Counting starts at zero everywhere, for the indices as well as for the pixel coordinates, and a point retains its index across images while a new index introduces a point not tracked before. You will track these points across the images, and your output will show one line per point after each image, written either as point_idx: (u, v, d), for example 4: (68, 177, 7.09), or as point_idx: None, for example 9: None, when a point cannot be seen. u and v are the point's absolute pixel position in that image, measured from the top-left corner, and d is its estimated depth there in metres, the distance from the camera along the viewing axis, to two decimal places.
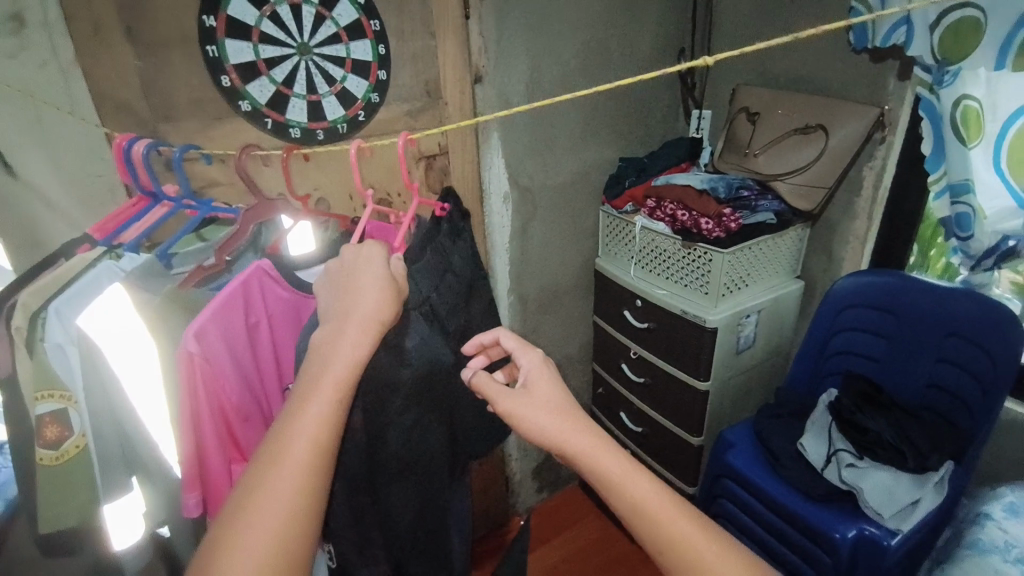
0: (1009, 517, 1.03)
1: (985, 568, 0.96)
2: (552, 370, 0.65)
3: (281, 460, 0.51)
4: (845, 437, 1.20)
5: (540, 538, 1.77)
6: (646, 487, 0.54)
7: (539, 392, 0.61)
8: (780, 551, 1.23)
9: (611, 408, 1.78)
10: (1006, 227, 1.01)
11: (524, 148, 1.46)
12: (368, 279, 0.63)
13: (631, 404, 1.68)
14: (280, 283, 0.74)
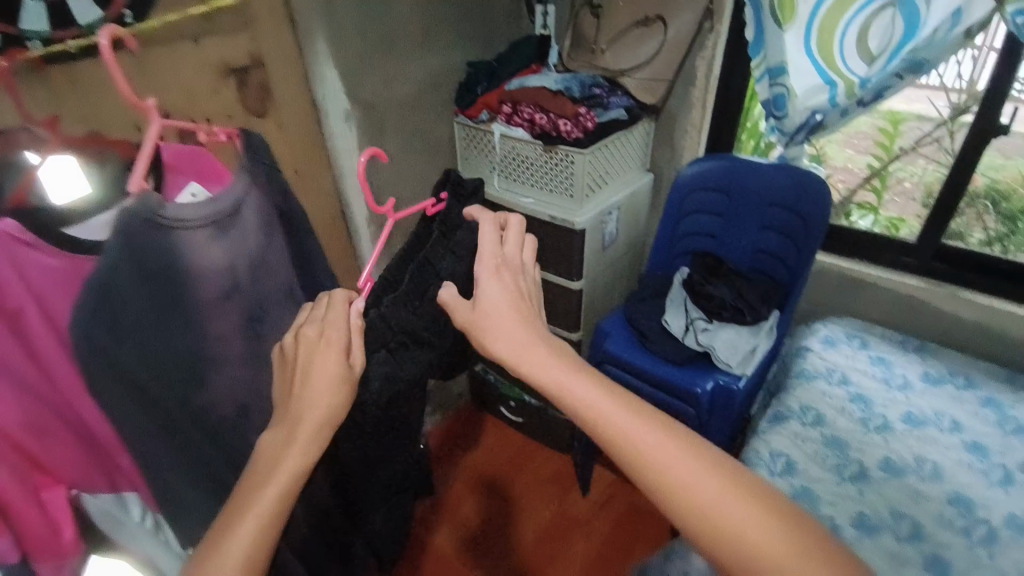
0: (826, 348, 1.33)
1: (814, 392, 1.22)
2: (508, 280, 0.58)
3: (219, 550, 0.45)
4: (697, 306, 1.37)
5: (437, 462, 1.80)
6: (649, 438, 0.47)
7: (504, 326, 0.54)
8: None
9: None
10: (815, 102, 1.14)
11: (358, 54, 1.25)
12: (321, 368, 0.54)
13: None
14: (35, 248, 0.51)
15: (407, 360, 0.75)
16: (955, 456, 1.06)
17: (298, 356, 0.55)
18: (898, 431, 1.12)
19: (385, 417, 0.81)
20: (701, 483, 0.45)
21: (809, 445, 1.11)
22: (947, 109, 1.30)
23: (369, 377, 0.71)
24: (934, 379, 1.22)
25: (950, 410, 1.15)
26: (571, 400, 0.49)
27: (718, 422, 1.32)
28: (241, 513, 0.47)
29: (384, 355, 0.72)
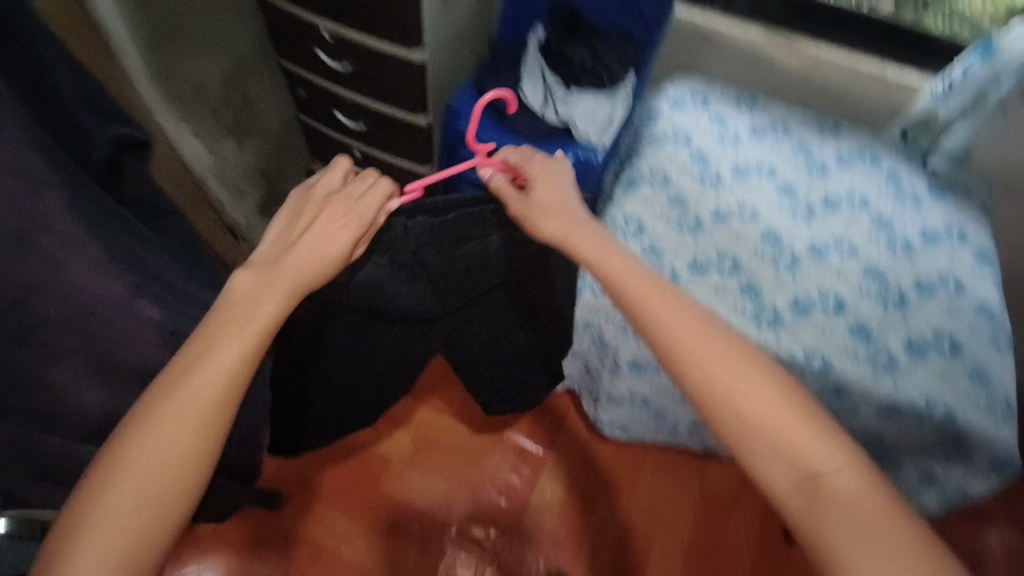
0: (674, 109, 1.34)
1: (661, 154, 1.26)
2: (565, 208, 0.79)
3: (155, 406, 0.63)
4: (556, 75, 1.25)
5: None
6: (683, 321, 0.67)
7: (546, 214, 0.77)
8: None
9: (320, 106, 1.64)
10: None
11: None
12: (331, 236, 0.76)
13: (343, 96, 1.54)
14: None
15: (400, 285, 0.93)
16: (769, 199, 1.20)
17: (330, 230, 0.76)
18: (727, 181, 1.23)
19: (380, 326, 1.01)
20: (703, 344, 0.66)
21: (655, 204, 1.19)
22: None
23: (366, 300, 0.94)
24: (760, 130, 1.32)
25: (769, 157, 1.27)
26: (633, 291, 0.70)
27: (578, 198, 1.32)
28: (200, 367, 0.65)
29: (403, 279, 0.92)
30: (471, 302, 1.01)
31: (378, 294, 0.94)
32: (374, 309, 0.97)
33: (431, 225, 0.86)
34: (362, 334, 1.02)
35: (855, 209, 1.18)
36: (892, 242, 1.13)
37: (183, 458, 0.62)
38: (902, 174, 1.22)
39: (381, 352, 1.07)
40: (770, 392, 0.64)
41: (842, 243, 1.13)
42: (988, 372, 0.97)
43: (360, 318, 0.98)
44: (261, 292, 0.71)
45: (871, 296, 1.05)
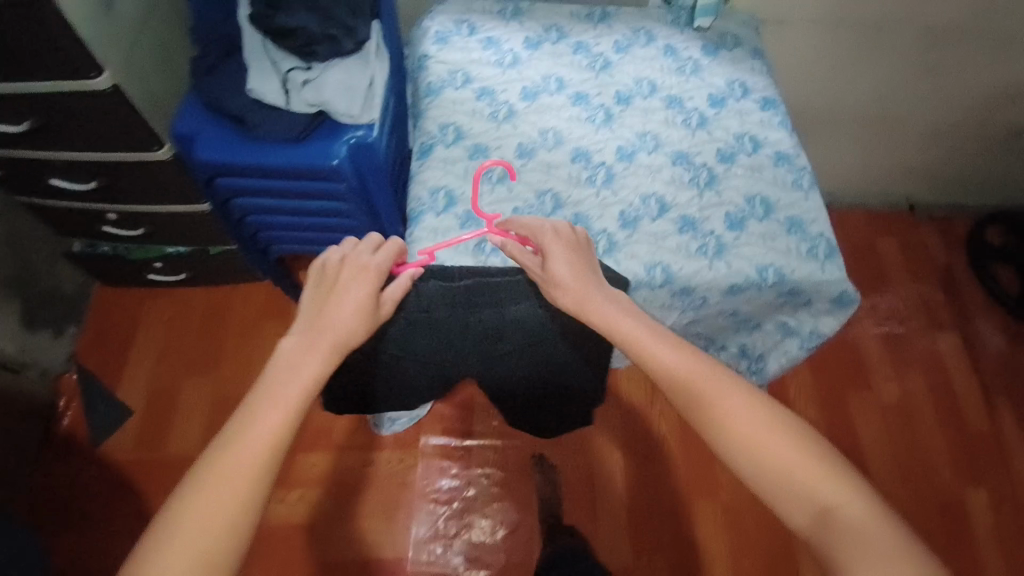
0: (441, 48, 1.18)
1: (445, 106, 1.13)
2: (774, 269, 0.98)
3: (203, 488, 0.56)
4: (285, 52, 1.00)
5: (138, 423, 1.55)
6: (689, 364, 0.68)
7: (573, 284, 0.76)
8: (309, 205, 1.15)
9: (35, 184, 1.24)
10: None
11: None
12: (349, 300, 0.70)
13: (50, 161, 1.17)
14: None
15: (414, 344, 0.85)
16: (566, 115, 1.13)
17: (342, 306, 0.70)
18: (521, 111, 1.13)
19: (398, 374, 0.91)
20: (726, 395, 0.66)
21: (456, 165, 1.08)
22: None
23: (387, 351, 0.86)
24: (535, 42, 1.21)
25: (554, 69, 1.18)
26: (644, 345, 0.70)
27: (375, 189, 1.12)
28: (249, 429, 0.59)
29: (416, 334, 0.84)
30: (498, 367, 0.91)
31: (384, 352, 0.87)
32: (386, 361, 0.88)
33: (446, 289, 0.81)
34: (386, 381, 0.93)
35: (647, 97, 1.16)
36: (687, 119, 1.13)
37: (221, 534, 0.55)
38: (676, 44, 1.21)
39: (397, 393, 0.97)
40: (781, 432, 0.63)
41: (645, 137, 1.12)
42: (799, 218, 1.03)
43: (379, 373, 0.91)
44: (304, 345, 0.66)
45: (685, 184, 1.07)
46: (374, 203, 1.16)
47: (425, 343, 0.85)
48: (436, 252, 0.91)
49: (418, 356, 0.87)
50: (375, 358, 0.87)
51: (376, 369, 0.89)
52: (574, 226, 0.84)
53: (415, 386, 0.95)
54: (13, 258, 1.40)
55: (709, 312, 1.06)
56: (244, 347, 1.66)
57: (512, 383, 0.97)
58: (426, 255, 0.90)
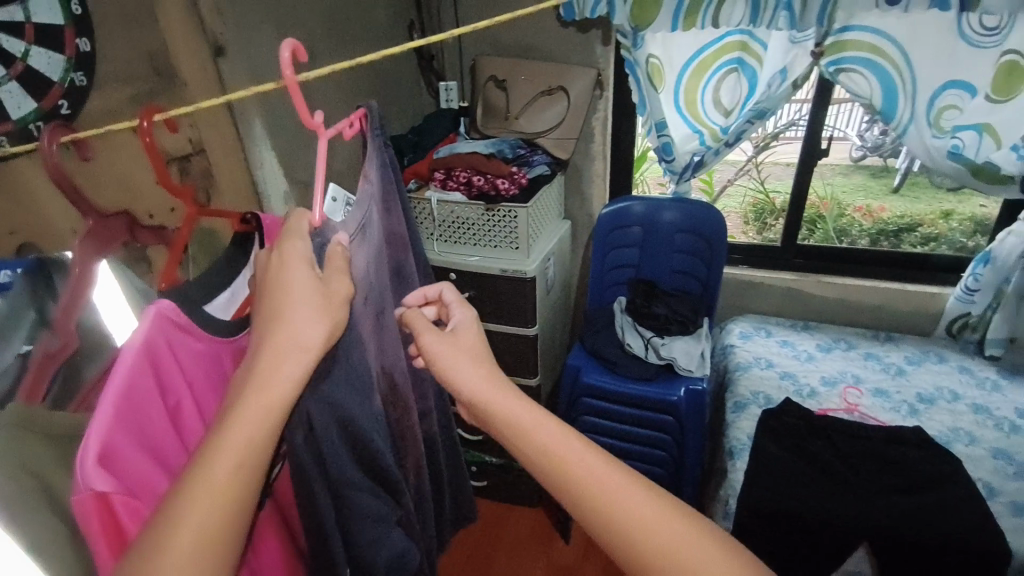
0: (745, 341, 1.61)
1: (756, 379, 1.45)
2: None
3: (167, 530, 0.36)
4: (647, 327, 1.53)
5: None
6: (539, 417, 0.50)
7: (459, 359, 0.55)
8: (635, 433, 1.48)
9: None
10: (692, 147, 1.57)
11: (291, 137, 1.23)
12: (301, 275, 0.47)
13: None
14: (193, 332, 0.48)
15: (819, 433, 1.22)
16: (868, 401, 1.36)
17: (436, 342, 0.56)
18: (822, 392, 1.40)
19: (811, 467, 1.15)
20: (537, 431, 0.49)
21: (748, 419, 1.34)
22: (751, 150, 1.87)
23: (798, 430, 1.22)
24: (825, 347, 1.57)
25: (844, 368, 1.48)
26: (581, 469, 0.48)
27: (690, 432, 1.44)
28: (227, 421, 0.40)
29: (802, 419, 1.25)
30: (895, 461, 1.14)
31: (795, 436, 1.21)
32: (796, 439, 1.20)
33: (845, 416, 1.30)
34: (807, 471, 1.14)
35: (951, 401, 1.35)
36: (1001, 424, 1.27)
37: (230, 490, 0.38)
38: (970, 366, 1.47)
39: (820, 490, 1.10)
40: (641, 490, 0.48)
41: (957, 432, 1.26)
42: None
43: (799, 461, 1.16)
44: (454, 372, 0.54)
45: (1015, 478, 1.13)
46: (683, 445, 1.46)
47: (824, 437, 1.21)
48: (825, 411, 1.33)
49: (823, 443, 1.19)
50: (784, 444, 1.19)
51: (784, 447, 1.19)
52: (899, 416, 1.31)
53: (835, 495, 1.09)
54: None
55: None
56: (518, 562, 1.63)
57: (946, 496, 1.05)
58: (822, 409, 1.34)
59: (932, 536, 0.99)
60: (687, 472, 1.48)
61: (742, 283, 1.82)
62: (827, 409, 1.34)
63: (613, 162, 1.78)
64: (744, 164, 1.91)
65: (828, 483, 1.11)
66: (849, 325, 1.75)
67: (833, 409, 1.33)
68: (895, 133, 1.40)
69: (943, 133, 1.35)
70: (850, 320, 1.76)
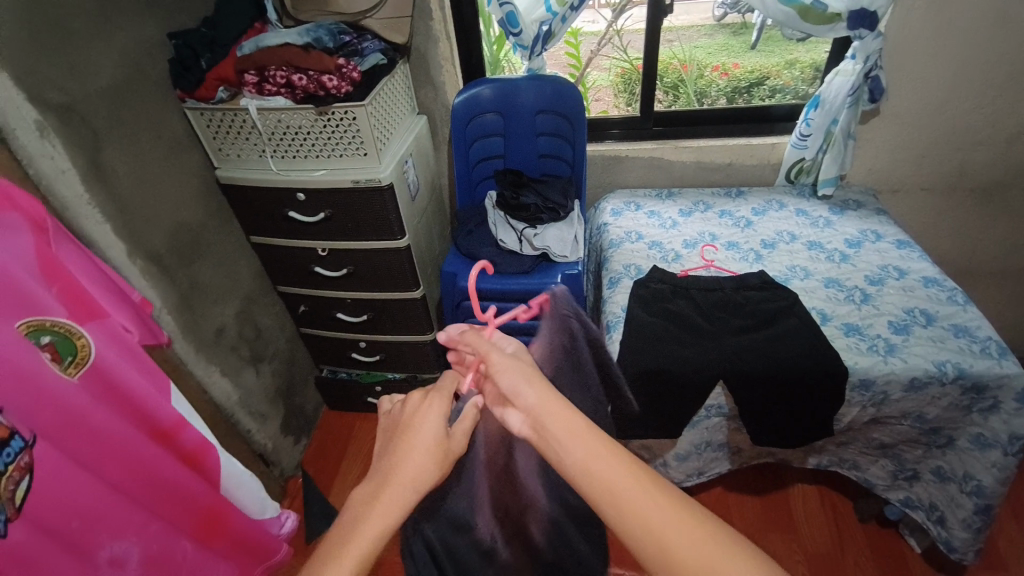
0: (616, 218, 1.63)
1: (628, 253, 1.50)
2: (930, 296, 1.28)
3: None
4: (519, 220, 1.49)
5: (330, 477, 1.70)
6: (596, 446, 0.57)
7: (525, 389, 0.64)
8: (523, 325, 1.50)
9: (322, 317, 1.67)
10: (538, 15, 1.42)
11: (25, 49, 0.92)
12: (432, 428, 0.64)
13: (337, 302, 1.61)
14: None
15: (679, 292, 1.30)
16: (723, 255, 1.47)
17: (507, 367, 0.67)
18: (686, 255, 1.48)
19: (671, 324, 1.24)
20: (576, 438, 0.57)
21: (621, 292, 1.39)
22: (610, 15, 1.71)
23: (662, 294, 1.30)
24: (687, 212, 1.64)
25: (704, 230, 1.56)
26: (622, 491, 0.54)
27: None
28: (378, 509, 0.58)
29: (664, 283, 1.32)
30: (744, 305, 1.26)
31: (659, 300, 1.29)
32: (659, 302, 1.28)
33: (705, 273, 1.40)
34: (670, 328, 1.22)
35: (791, 242, 1.49)
36: (832, 256, 1.43)
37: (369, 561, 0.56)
38: (807, 209, 1.62)
39: (679, 342, 1.19)
40: (677, 511, 0.53)
41: (797, 269, 1.40)
42: (1003, 343, 1.15)
43: (665, 321, 1.24)
44: (517, 389, 0.64)
45: (842, 300, 1.29)
46: None
47: (685, 296, 1.29)
48: (687, 272, 1.42)
49: (684, 301, 1.28)
50: (650, 309, 1.27)
51: (650, 311, 1.26)
52: (750, 265, 1.43)
53: (690, 344, 1.19)
54: (288, 374, 1.70)
55: (892, 412, 1.17)
56: None
57: (782, 328, 1.19)
58: (684, 271, 1.41)
59: (770, 363, 1.14)
60: None
61: (611, 160, 1.82)
62: (689, 270, 1.42)
63: (461, 41, 1.59)
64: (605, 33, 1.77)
65: (687, 335, 1.21)
66: (708, 186, 1.85)
67: (693, 269, 1.43)
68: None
69: None
70: (710, 181, 1.85)
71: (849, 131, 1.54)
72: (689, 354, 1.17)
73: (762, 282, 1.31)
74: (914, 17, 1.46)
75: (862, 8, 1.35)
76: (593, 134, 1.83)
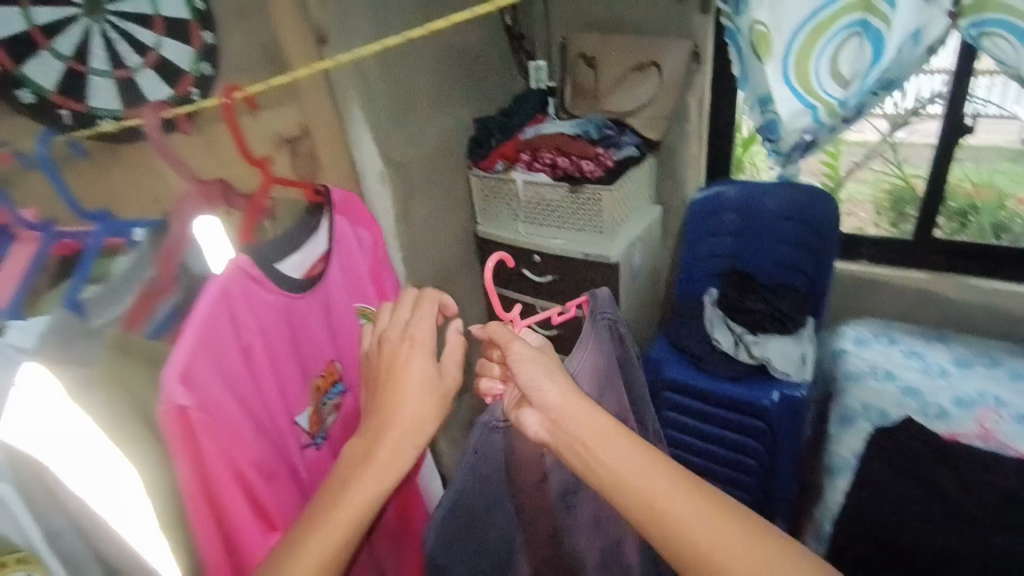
0: (860, 347, 1.42)
1: (871, 391, 1.28)
2: None
3: (298, 560, 0.50)
4: (740, 323, 1.42)
5: None
6: (630, 461, 0.52)
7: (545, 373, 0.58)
8: (721, 434, 1.40)
9: None
10: (801, 124, 1.38)
11: (386, 122, 1.29)
12: (417, 369, 0.59)
13: None
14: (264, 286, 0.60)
15: (950, 459, 1.03)
16: (1010, 428, 1.15)
17: (524, 354, 0.59)
18: (954, 415, 1.20)
19: (924, 498, 1.01)
20: (617, 445, 0.53)
21: (856, 435, 1.21)
22: (886, 127, 1.54)
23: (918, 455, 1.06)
24: (965, 362, 1.34)
25: (991, 390, 1.25)
26: (669, 511, 0.50)
27: (784, 440, 1.33)
28: (362, 478, 0.55)
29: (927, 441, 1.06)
30: None
31: (913, 461, 1.05)
32: (913, 465, 1.04)
33: (985, 447, 1.11)
34: (916, 502, 1.00)
35: None
36: None
37: (355, 523, 0.53)
38: None
39: (926, 524, 0.97)
40: (743, 537, 0.50)
41: None
42: None
43: (912, 490, 1.02)
44: (541, 386, 0.57)
45: None
46: (777, 454, 1.35)
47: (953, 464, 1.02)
48: (953, 437, 1.16)
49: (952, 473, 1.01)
50: (892, 469, 1.06)
51: (893, 473, 1.05)
52: None
53: (946, 532, 0.95)
54: None
55: None
56: None
57: None
58: (950, 435, 1.15)
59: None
60: (780, 480, 1.38)
61: (863, 282, 1.62)
62: (961, 437, 1.15)
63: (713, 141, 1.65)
64: (877, 145, 1.59)
65: (942, 517, 0.97)
66: (1000, 335, 1.50)
67: (968, 437, 1.14)
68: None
69: None
70: (1005, 331, 1.50)
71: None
72: (939, 545, 0.94)
73: None
74: None
75: None
76: (845, 249, 1.66)
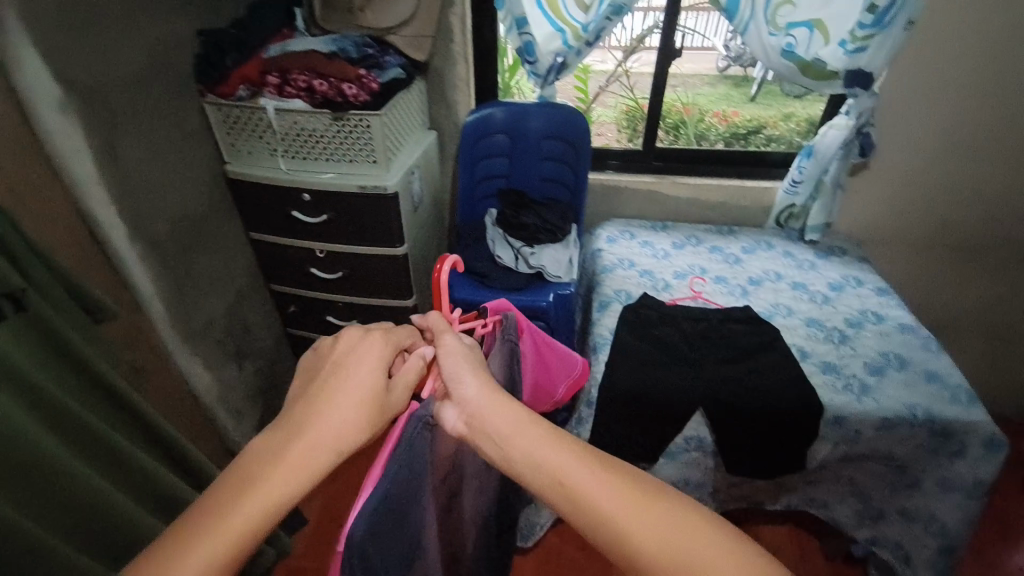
0: (610, 244, 1.69)
1: (618, 278, 1.54)
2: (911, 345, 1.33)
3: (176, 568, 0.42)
4: (517, 237, 1.53)
5: None
6: (564, 457, 0.51)
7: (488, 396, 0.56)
8: None
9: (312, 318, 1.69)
10: (554, 47, 1.50)
11: (52, 31, 0.95)
12: (359, 371, 0.54)
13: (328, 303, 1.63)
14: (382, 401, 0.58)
15: (672, 322, 1.33)
16: (711, 287, 1.52)
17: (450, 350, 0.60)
18: (674, 285, 1.53)
19: (662, 354, 1.27)
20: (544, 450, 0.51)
21: (610, 315, 1.44)
22: (621, 56, 1.81)
23: (654, 323, 1.33)
24: (680, 243, 1.71)
25: (700, 264, 1.61)
26: (588, 499, 0.48)
27: (560, 334, 1.52)
28: (268, 474, 0.47)
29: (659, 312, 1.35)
30: (732, 343, 1.29)
31: (653, 329, 1.32)
32: (652, 332, 1.31)
33: (697, 304, 1.44)
34: (657, 358, 1.26)
35: (776, 281, 1.55)
36: (814, 297, 1.49)
37: (246, 526, 0.45)
38: (794, 251, 1.68)
39: (666, 373, 1.22)
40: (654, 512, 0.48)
41: (779, 306, 1.46)
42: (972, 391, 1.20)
43: (655, 350, 1.27)
44: (460, 377, 0.57)
45: (821, 339, 1.34)
46: None
47: (676, 325, 1.32)
48: (674, 301, 1.47)
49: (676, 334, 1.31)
50: (642, 338, 1.30)
51: (641, 340, 1.29)
52: (740, 301, 1.47)
53: (677, 376, 1.22)
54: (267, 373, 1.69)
55: (863, 450, 1.20)
56: None
57: (768, 368, 1.22)
58: (672, 300, 1.46)
59: (753, 397, 1.17)
60: None
61: (610, 189, 1.89)
62: (683, 300, 1.47)
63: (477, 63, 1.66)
64: (614, 71, 1.86)
65: (673, 366, 1.24)
66: (703, 221, 1.92)
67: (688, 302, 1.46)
68: (738, 31, 1.46)
69: (779, 30, 1.42)
70: (706, 218, 1.92)
71: (838, 181, 1.64)
72: (675, 387, 1.19)
73: (751, 319, 1.35)
74: (901, 82, 1.56)
75: (859, 69, 1.44)
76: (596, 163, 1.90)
